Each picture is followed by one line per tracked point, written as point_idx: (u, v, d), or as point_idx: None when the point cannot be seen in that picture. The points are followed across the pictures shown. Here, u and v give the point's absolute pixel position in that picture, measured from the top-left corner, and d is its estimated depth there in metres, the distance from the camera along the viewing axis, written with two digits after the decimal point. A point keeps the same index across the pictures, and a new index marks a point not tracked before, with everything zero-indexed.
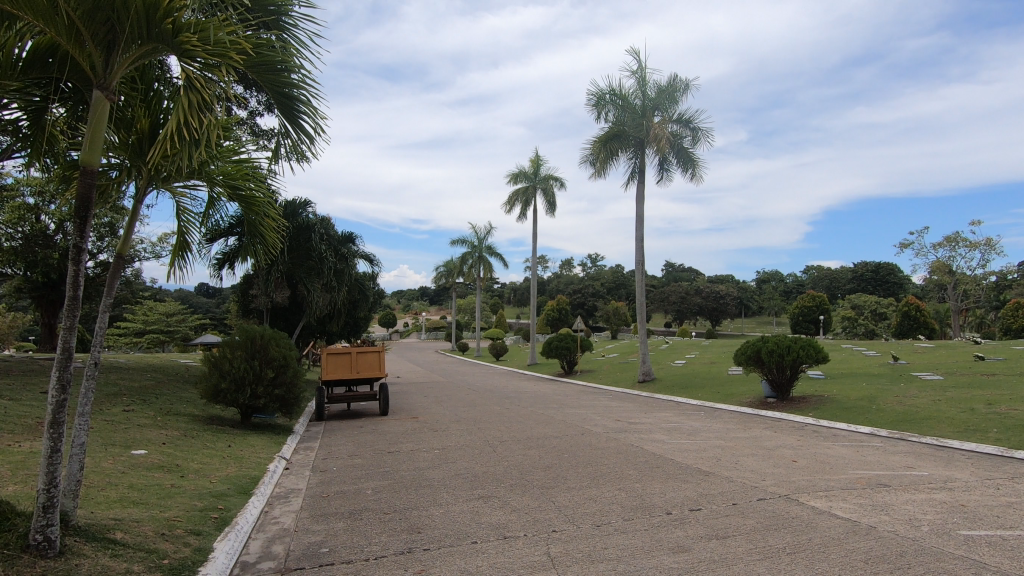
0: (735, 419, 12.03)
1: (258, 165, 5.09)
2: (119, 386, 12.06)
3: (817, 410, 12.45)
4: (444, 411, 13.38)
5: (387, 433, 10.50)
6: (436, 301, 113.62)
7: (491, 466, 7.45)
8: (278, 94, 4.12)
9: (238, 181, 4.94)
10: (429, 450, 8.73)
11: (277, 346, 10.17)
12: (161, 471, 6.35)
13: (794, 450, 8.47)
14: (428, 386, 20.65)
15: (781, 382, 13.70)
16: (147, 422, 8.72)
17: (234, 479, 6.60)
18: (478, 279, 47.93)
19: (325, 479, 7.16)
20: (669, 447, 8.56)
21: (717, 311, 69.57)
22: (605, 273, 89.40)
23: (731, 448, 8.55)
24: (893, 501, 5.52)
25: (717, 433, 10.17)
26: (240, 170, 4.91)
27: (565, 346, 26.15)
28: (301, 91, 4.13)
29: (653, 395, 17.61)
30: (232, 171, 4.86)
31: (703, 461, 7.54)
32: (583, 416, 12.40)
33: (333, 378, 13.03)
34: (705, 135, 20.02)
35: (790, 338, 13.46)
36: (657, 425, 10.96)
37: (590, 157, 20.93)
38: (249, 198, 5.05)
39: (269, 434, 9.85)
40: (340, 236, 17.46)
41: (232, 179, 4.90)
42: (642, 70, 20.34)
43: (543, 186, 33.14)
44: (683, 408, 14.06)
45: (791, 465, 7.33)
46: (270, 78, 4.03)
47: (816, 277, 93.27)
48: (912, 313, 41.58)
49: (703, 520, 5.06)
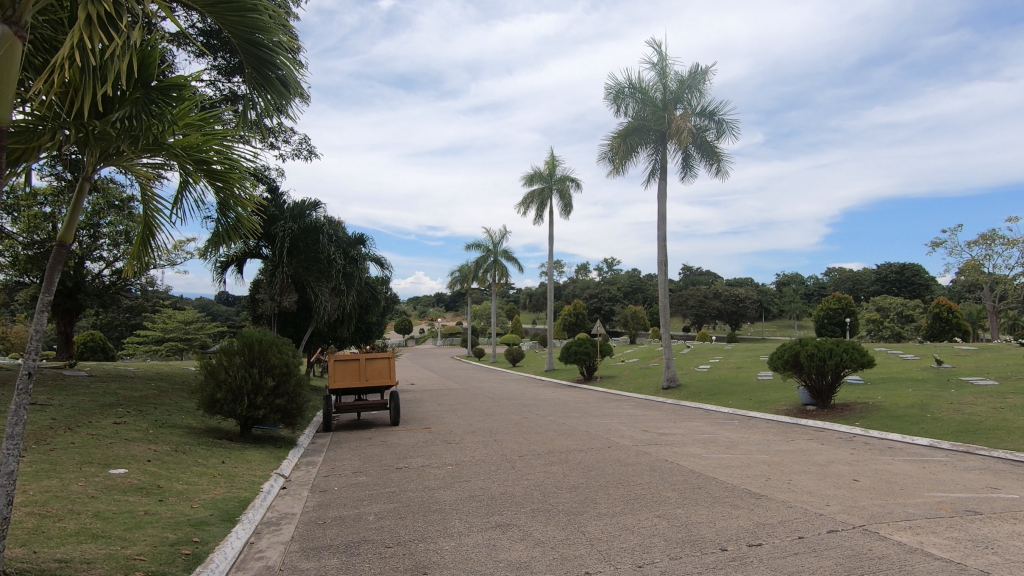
0: (774, 430, 11.02)
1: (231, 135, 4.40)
2: (117, 397, 11.44)
3: (863, 420, 11.39)
4: (459, 421, 12.61)
5: (396, 446, 9.75)
6: (451, 307, 113.16)
7: (509, 486, 6.62)
8: (243, 41, 3.79)
9: (207, 154, 4.23)
10: (441, 466, 7.92)
11: (279, 353, 9.46)
12: (138, 495, 5.63)
13: (852, 467, 7.51)
14: (443, 394, 19.91)
15: (821, 388, 12.65)
16: (136, 437, 8.05)
17: (220, 503, 5.84)
18: (494, 284, 47.24)
19: (324, 502, 6.39)
20: (709, 462, 7.66)
21: (737, 315, 68.00)
22: (622, 277, 88.23)
23: (780, 465, 7.59)
24: (997, 535, 4.57)
25: (759, 446, 9.20)
26: (209, 140, 4.21)
27: (584, 351, 25.27)
28: (268, 37, 3.79)
29: (680, 402, 16.66)
30: (197, 141, 4.17)
31: (752, 480, 6.63)
32: (608, 426, 11.50)
33: (342, 386, 12.29)
34: (731, 127, 19.06)
35: (831, 341, 12.40)
36: (690, 437, 10.02)
37: (609, 153, 20.10)
38: (222, 173, 4.32)
39: (270, 448, 9.14)
40: (350, 239, 16.81)
41: (197, 152, 4.19)
42: (662, 61, 19.49)
43: (560, 187, 32.35)
44: (715, 417, 13.09)
45: (855, 486, 6.37)
46: (232, 19, 3.69)
47: (837, 279, 90.98)
48: (944, 315, 39.78)
49: (768, 560, 4.18)
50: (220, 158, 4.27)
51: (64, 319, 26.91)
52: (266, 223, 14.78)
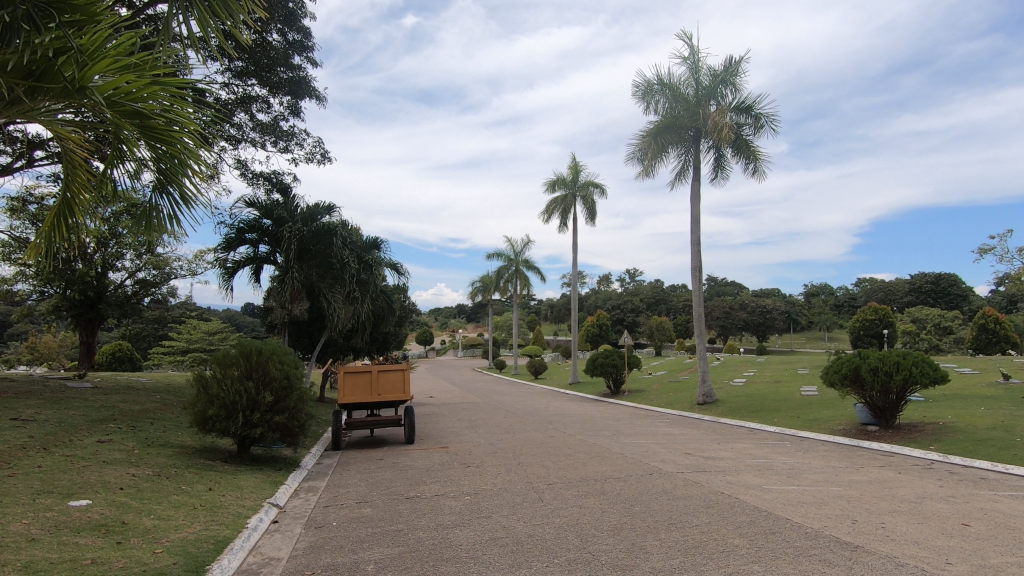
0: (837, 455, 9.67)
1: (164, 83, 4.68)
2: (112, 411, 10.64)
3: (939, 443, 9.97)
4: (479, 440, 11.53)
5: (410, 469, 8.73)
6: (472, 319, 112.37)
7: (538, 526, 5.54)
8: None
9: (142, 102, 4.64)
10: (458, 496, 6.87)
11: (279, 363, 8.53)
12: (95, 535, 4.71)
13: (952, 505, 6.23)
14: (463, 408, 18.84)
15: (885, 406, 11.28)
16: (117, 459, 7.15)
17: (191, 545, 4.87)
18: (515, 294, 46.22)
19: (318, 543, 5.38)
20: (775, 497, 6.45)
21: (765, 327, 65.76)
22: (645, 288, 86.63)
23: (865, 504, 6.31)
24: None
25: (829, 476, 7.90)
26: (142, 87, 4.58)
27: (611, 363, 24.00)
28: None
29: (718, 420, 15.36)
30: (127, 87, 4.51)
31: (838, 524, 5.42)
32: (645, 448, 10.29)
33: (352, 402, 11.33)
34: (769, 123, 17.88)
35: (898, 353, 11.00)
36: (743, 463, 8.75)
37: (637, 153, 19.03)
38: (156, 125, 4.79)
39: (268, 470, 8.20)
40: (366, 243, 15.98)
41: (130, 99, 4.57)
42: (694, 55, 18.43)
43: (583, 193, 31.30)
44: (763, 438, 11.75)
45: (970, 535, 5.10)
46: None
47: (868, 290, 87.80)
48: (990, 326, 37.34)
49: None
50: (155, 108, 4.71)
51: (86, 329, 26.97)
52: (274, 225, 14.03)
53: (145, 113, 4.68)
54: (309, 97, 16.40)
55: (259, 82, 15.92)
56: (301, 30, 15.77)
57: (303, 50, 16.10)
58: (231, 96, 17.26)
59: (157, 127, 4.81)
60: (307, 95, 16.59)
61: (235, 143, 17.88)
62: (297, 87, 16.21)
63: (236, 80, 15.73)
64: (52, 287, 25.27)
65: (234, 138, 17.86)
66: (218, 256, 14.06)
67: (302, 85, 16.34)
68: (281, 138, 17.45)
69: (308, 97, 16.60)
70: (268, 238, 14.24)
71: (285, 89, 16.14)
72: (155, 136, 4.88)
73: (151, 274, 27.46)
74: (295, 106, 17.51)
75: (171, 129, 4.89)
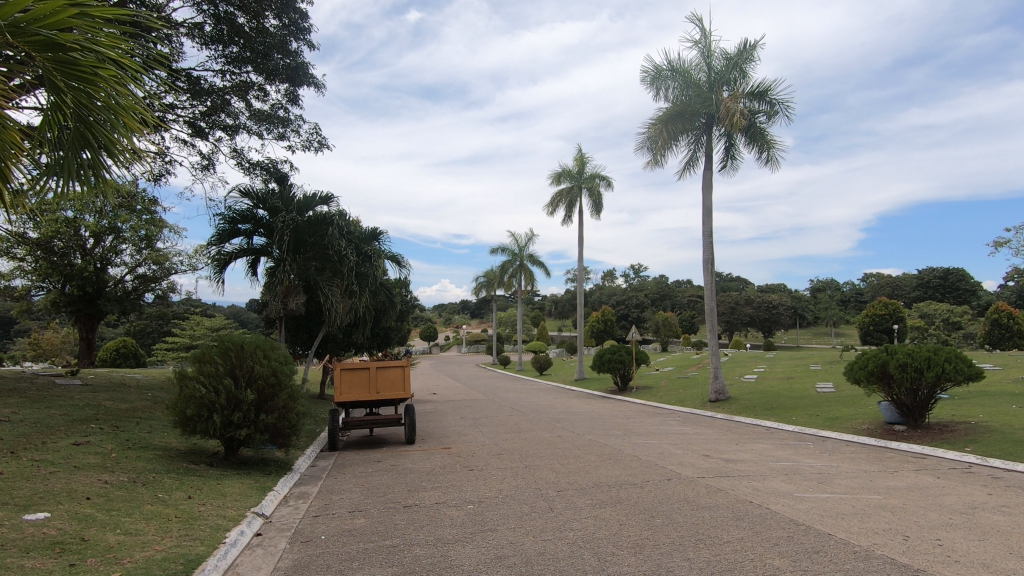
0: (865, 458, 9.02)
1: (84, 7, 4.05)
2: (97, 410, 10.09)
3: (975, 445, 9.29)
4: (483, 441, 10.96)
5: (409, 472, 8.15)
6: (477, 314, 111.95)
7: (549, 542, 4.94)
8: None
9: (55, 30, 4.09)
10: (460, 505, 6.28)
11: (264, 359, 7.97)
12: (45, 557, 4.12)
13: (1009, 517, 5.60)
14: (466, 405, 18.27)
15: (913, 404, 10.64)
16: (90, 463, 6.58)
17: (157, 566, 4.29)
18: (520, 289, 45.60)
19: (302, 562, 4.79)
20: (811, 508, 5.84)
21: (770, 322, 65.02)
22: (650, 283, 85.91)
23: (911, 516, 5.67)
24: None
25: (863, 482, 7.25)
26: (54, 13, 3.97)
27: (618, 359, 23.35)
28: None
29: (732, 418, 14.73)
30: (36, 12, 3.92)
31: (889, 541, 4.79)
32: (659, 449, 9.68)
33: (349, 400, 10.77)
34: (784, 109, 17.16)
35: (929, 348, 10.33)
36: (767, 467, 8.12)
37: (647, 142, 18.34)
38: (75, 66, 4.37)
39: (257, 475, 7.64)
40: (366, 234, 15.41)
41: (41, 26, 4.00)
42: (706, 38, 17.70)
43: (589, 186, 30.62)
44: (782, 439, 11.13)
45: None
46: None
47: (876, 285, 86.75)
48: (1003, 321, 36.51)
49: None
50: (73, 38, 4.17)
51: (85, 325, 26.45)
52: (268, 215, 13.49)
53: (59, 42, 4.14)
54: (306, 84, 15.73)
55: (255, 68, 15.27)
56: (297, 12, 15.08)
57: (300, 34, 15.41)
58: (226, 82, 16.66)
59: (78, 62, 4.36)
60: (305, 82, 15.92)
61: (233, 132, 17.30)
62: (294, 73, 15.53)
63: (232, 66, 15.12)
64: (49, 282, 24.77)
65: (231, 128, 17.26)
66: (211, 248, 13.48)
67: (300, 71, 15.67)
68: (278, 126, 16.84)
69: (306, 84, 15.94)
70: (262, 229, 13.69)
71: (282, 77, 15.46)
72: (73, 74, 4.44)
73: (151, 269, 27.03)
74: (293, 93, 16.89)
75: (94, 70, 4.44)
